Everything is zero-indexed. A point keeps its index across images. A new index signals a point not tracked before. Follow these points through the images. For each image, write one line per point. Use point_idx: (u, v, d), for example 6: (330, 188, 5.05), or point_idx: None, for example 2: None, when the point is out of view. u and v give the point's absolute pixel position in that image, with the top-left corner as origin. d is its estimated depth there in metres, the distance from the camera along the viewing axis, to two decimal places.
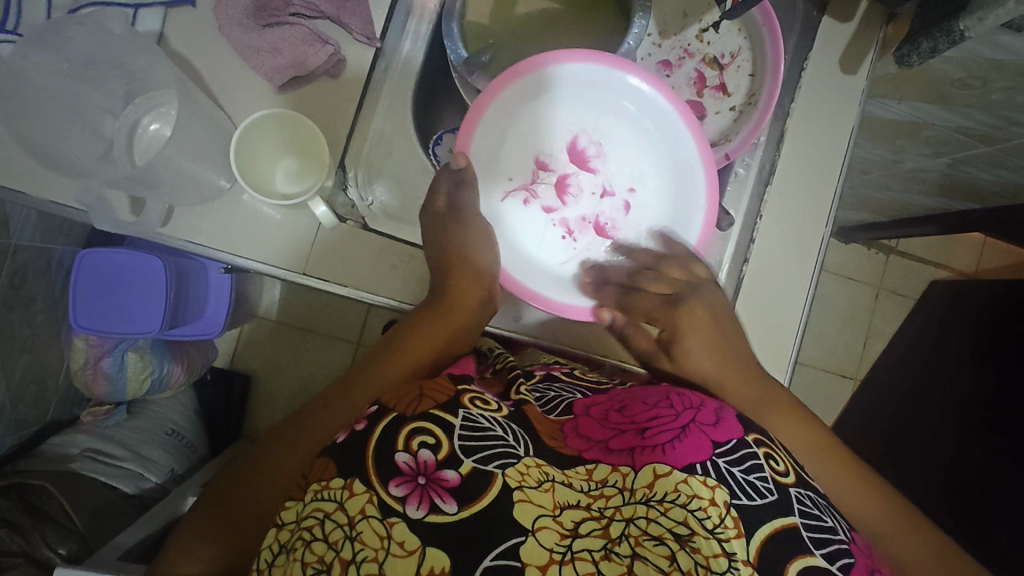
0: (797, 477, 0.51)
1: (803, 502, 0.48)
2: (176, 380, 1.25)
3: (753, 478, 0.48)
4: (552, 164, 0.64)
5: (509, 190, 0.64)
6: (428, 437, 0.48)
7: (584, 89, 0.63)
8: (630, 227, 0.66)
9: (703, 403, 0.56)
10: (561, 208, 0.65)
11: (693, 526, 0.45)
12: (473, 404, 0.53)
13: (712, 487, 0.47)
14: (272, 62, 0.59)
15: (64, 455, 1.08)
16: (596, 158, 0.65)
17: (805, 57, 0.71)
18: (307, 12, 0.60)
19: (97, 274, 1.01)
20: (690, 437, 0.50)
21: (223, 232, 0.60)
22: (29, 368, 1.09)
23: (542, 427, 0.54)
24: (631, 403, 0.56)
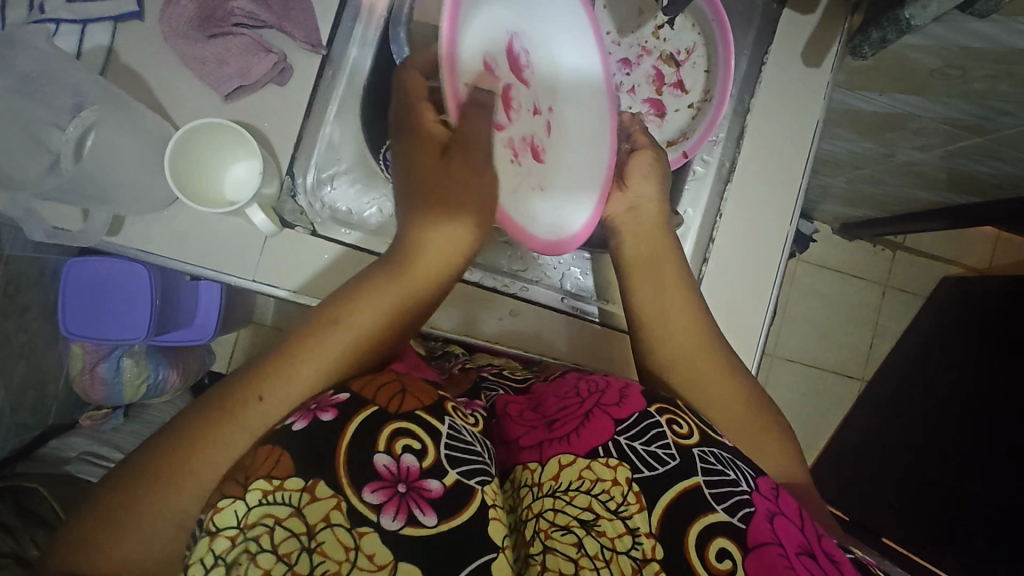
0: (702, 436, 0.50)
1: (706, 460, 0.47)
2: (172, 385, 1.29)
3: (655, 447, 0.48)
4: (499, 71, 0.56)
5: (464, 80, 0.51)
6: (413, 442, 0.46)
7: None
8: (554, 151, 0.64)
9: (609, 384, 0.55)
10: (506, 125, 0.58)
11: (598, 510, 0.45)
12: (456, 413, 0.51)
13: (613, 467, 0.47)
14: (217, 72, 0.60)
15: (60, 458, 1.12)
16: (526, 68, 0.60)
17: (765, 52, 0.70)
18: (250, 22, 0.61)
19: (85, 283, 1.04)
20: (593, 420, 0.50)
21: (171, 239, 0.60)
22: (26, 374, 1.12)
23: (497, 437, 0.54)
24: (546, 398, 0.55)
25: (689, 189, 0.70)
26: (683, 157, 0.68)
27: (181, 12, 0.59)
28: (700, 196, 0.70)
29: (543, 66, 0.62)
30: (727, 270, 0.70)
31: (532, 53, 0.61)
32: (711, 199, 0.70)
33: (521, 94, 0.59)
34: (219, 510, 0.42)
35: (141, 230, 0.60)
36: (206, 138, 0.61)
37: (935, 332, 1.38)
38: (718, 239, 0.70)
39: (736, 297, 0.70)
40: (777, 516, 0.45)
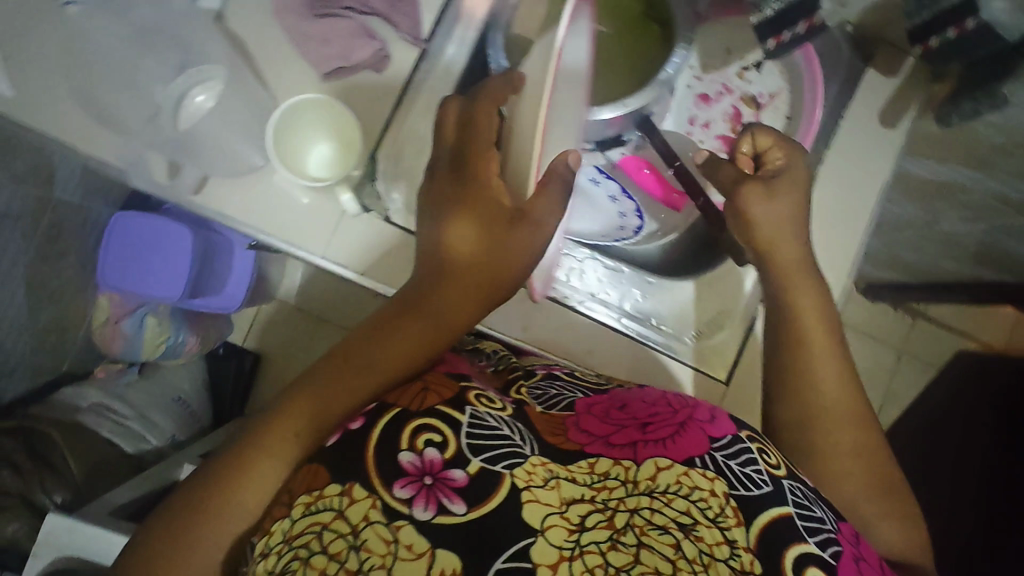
0: (787, 471, 0.51)
1: (795, 495, 0.48)
2: (189, 350, 1.28)
3: (748, 469, 0.49)
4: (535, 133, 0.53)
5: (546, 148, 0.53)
6: (434, 434, 0.47)
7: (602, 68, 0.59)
8: None
9: (697, 404, 0.56)
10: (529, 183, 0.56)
11: (695, 516, 0.45)
12: (479, 402, 0.52)
13: (711, 479, 0.47)
14: (320, 50, 0.62)
15: (73, 406, 1.12)
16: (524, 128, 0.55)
17: (845, 106, 0.71)
18: (359, 8, 0.63)
19: (129, 238, 1.04)
20: (688, 432, 0.51)
21: (248, 206, 0.61)
22: (50, 319, 1.12)
23: (543, 426, 0.53)
24: (631, 401, 0.56)
25: None
26: None
27: None
28: None
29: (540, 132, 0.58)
30: None
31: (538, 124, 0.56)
32: None
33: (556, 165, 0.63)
34: (271, 534, 0.46)
35: (219, 192, 0.60)
36: (315, 113, 0.62)
37: None
38: None
39: None
40: (861, 561, 0.46)
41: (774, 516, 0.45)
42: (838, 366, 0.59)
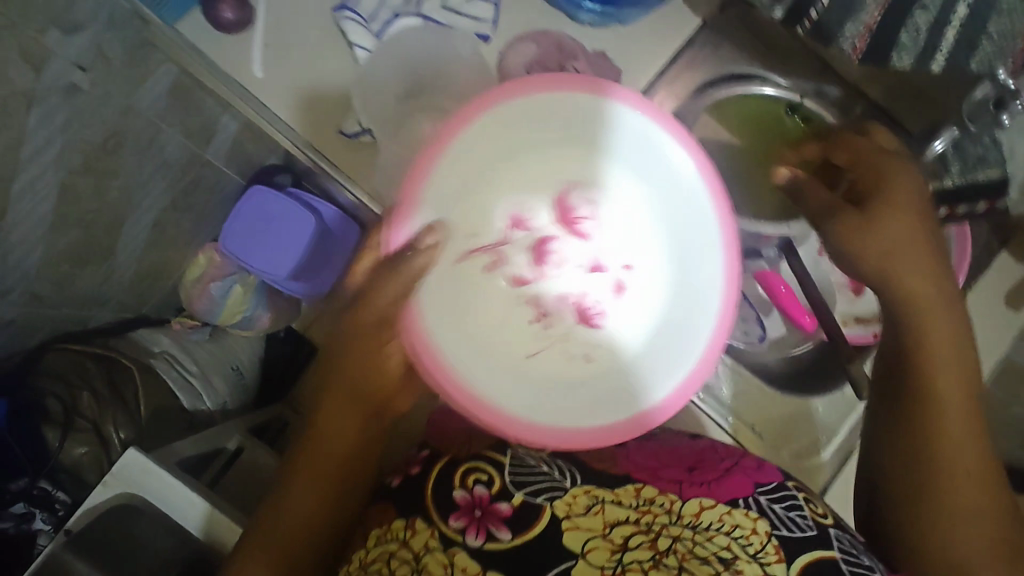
0: (835, 521, 0.58)
1: (842, 542, 0.55)
2: (261, 326, 1.31)
3: (792, 514, 0.57)
4: (529, 224, 0.65)
5: (467, 253, 0.63)
6: (482, 474, 0.60)
7: (552, 121, 0.61)
8: (614, 313, 0.64)
9: (744, 452, 0.65)
10: (535, 278, 0.65)
11: (736, 552, 0.54)
12: (519, 444, 0.64)
13: (755, 519, 0.56)
14: None
15: (145, 349, 1.17)
16: (587, 222, 0.65)
17: (974, 279, 0.75)
18: (578, 78, 0.68)
19: (257, 212, 1.10)
20: (735, 478, 0.60)
21: None
22: (155, 263, 1.18)
23: (590, 456, 0.63)
24: (677, 447, 0.65)
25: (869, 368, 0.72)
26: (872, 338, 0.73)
27: (524, 53, 0.68)
28: None
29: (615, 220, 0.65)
30: None
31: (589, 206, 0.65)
32: None
33: (564, 257, 0.65)
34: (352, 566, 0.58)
35: None
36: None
37: None
38: None
39: None
40: None
41: (815, 558, 0.53)
42: (981, 483, 0.56)
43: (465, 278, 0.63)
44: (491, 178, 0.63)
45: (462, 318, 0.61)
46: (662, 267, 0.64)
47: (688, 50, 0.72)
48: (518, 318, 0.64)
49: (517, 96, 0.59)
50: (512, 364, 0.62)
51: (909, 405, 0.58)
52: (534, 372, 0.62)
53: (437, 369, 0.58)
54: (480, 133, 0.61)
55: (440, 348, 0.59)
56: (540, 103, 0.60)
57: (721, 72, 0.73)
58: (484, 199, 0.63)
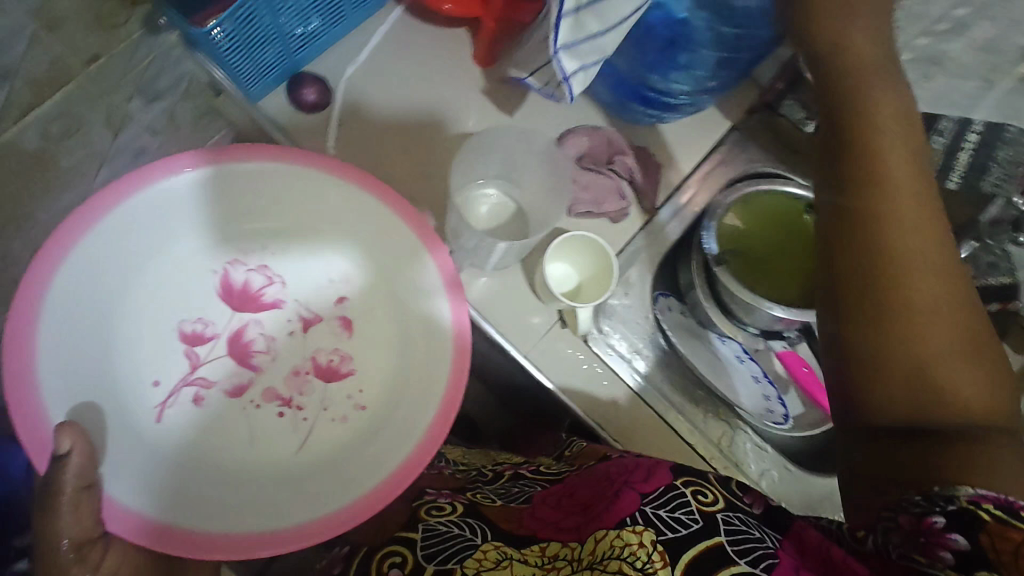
0: (726, 503, 0.52)
1: (730, 523, 0.49)
2: None
3: (676, 513, 0.50)
4: (206, 332, 0.59)
5: (161, 400, 0.57)
6: (399, 557, 0.62)
7: (253, 200, 0.60)
8: (328, 339, 0.62)
9: (639, 462, 0.58)
10: (209, 387, 0.59)
11: (625, 569, 0.46)
12: (429, 516, 0.66)
13: (640, 532, 0.48)
14: (579, 194, 0.74)
15: None
16: (271, 289, 0.61)
17: None
18: (620, 171, 0.75)
19: None
20: (622, 497, 0.53)
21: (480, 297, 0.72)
22: None
23: (497, 514, 0.62)
24: (579, 487, 0.60)
25: None
26: None
27: (574, 145, 0.75)
28: None
29: (244, 231, 0.61)
30: None
31: (248, 234, 0.61)
32: None
33: (316, 400, 0.60)
34: None
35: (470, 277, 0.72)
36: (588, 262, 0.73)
37: None
38: None
39: None
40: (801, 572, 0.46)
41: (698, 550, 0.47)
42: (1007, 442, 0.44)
43: (135, 430, 0.55)
44: (126, 263, 0.56)
45: (70, 351, 0.52)
46: (448, 349, 0.58)
47: (720, 149, 0.80)
48: (176, 438, 0.56)
49: (164, 177, 0.55)
50: (179, 484, 0.54)
51: (876, 309, 0.47)
52: (162, 480, 0.53)
53: (28, 409, 0.49)
54: (97, 241, 0.54)
55: (49, 399, 0.50)
56: (122, 226, 0.55)
57: (746, 170, 0.79)
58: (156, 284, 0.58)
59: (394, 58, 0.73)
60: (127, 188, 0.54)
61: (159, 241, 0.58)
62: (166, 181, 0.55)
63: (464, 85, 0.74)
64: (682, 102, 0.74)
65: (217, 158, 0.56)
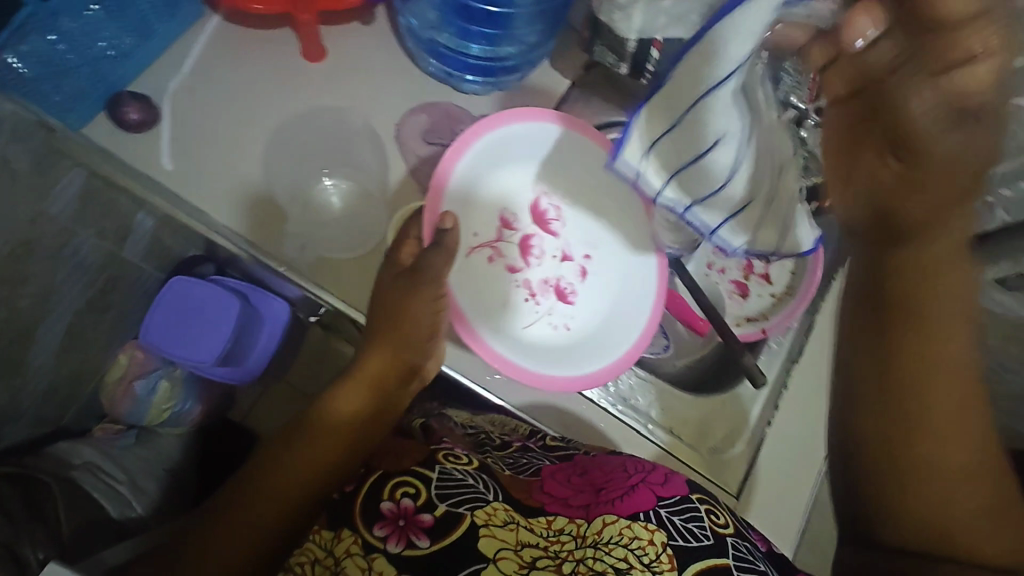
0: (734, 528, 0.62)
1: (738, 550, 0.59)
2: (192, 419, 1.29)
3: (690, 524, 0.59)
4: (516, 224, 0.77)
5: (475, 245, 0.75)
6: (410, 488, 0.61)
7: (517, 149, 0.75)
8: (586, 295, 0.78)
9: (655, 467, 0.66)
10: (525, 269, 0.77)
11: (631, 561, 0.56)
12: (448, 460, 0.65)
13: (652, 530, 0.58)
14: (427, 170, 0.75)
15: (66, 461, 1.09)
16: (556, 222, 0.78)
17: (835, 271, 0.86)
18: None
19: (181, 301, 1.10)
20: (638, 492, 0.61)
21: (343, 285, 0.72)
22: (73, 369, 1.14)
23: (512, 482, 0.64)
24: (591, 468, 0.65)
25: (763, 358, 0.82)
26: (761, 332, 0.82)
27: (416, 123, 0.76)
28: (772, 367, 0.82)
29: (522, 180, 0.77)
30: (780, 437, 0.81)
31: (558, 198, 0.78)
32: (780, 371, 0.83)
33: (543, 242, 0.78)
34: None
35: (333, 267, 0.71)
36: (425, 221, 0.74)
37: None
38: (779, 411, 0.82)
39: (783, 465, 0.81)
40: None
41: (708, 565, 0.57)
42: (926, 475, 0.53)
43: (464, 266, 0.74)
44: (494, 175, 0.75)
45: (479, 219, 0.75)
46: (653, 285, 0.76)
47: (565, 107, 0.83)
48: (510, 331, 0.73)
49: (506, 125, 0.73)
50: (495, 308, 0.74)
51: (887, 465, 0.54)
52: (487, 299, 0.74)
53: (433, 197, 0.70)
54: (473, 156, 0.73)
55: (449, 196, 0.72)
56: (485, 154, 0.73)
57: (591, 121, 0.83)
58: (472, 215, 0.75)
59: (223, 65, 0.73)
60: (474, 134, 0.72)
61: (506, 176, 0.76)
62: (504, 127, 0.73)
63: (297, 83, 0.75)
64: (508, 67, 0.78)
65: (507, 120, 0.73)
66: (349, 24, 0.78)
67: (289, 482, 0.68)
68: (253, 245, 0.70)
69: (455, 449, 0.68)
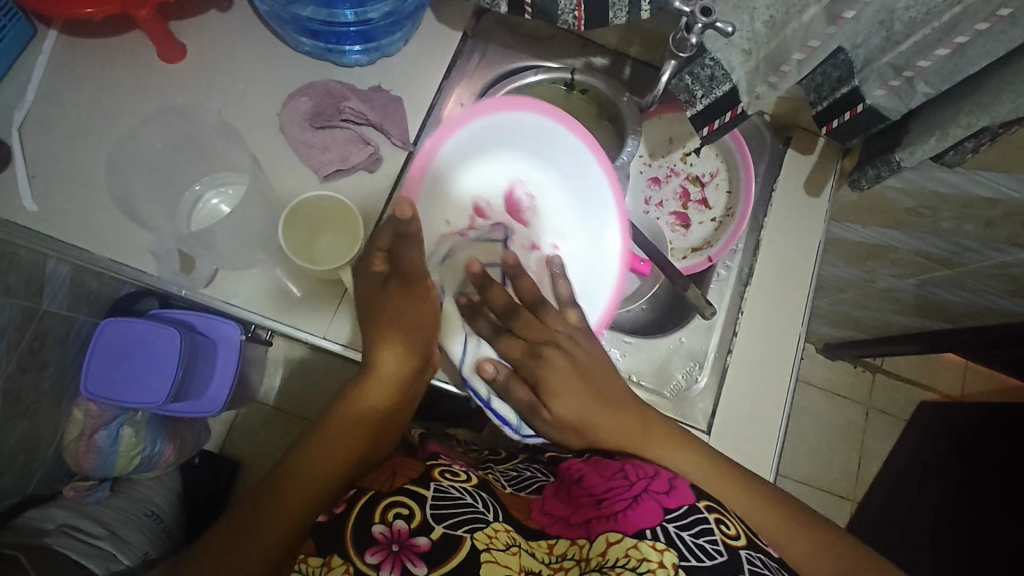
0: (747, 540, 0.56)
1: (752, 563, 0.53)
2: (165, 460, 1.22)
3: (701, 541, 0.52)
4: (488, 212, 0.71)
5: (449, 230, 0.69)
6: (403, 509, 0.55)
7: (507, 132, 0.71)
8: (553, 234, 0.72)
9: (658, 472, 0.59)
10: (506, 238, 0.71)
11: None
12: (444, 476, 0.60)
13: (661, 550, 0.50)
14: (321, 157, 0.69)
15: (37, 529, 1.01)
16: (529, 211, 0.73)
17: (773, 182, 0.82)
18: (354, 119, 0.71)
19: (116, 343, 1.04)
20: (642, 504, 0.55)
21: (253, 296, 0.67)
22: (23, 435, 1.08)
23: (511, 500, 0.60)
24: (590, 473, 0.59)
25: (713, 288, 0.79)
26: (709, 261, 0.79)
27: (298, 108, 0.70)
28: (723, 296, 0.80)
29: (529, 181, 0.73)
30: (747, 365, 0.77)
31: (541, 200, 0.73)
32: (732, 299, 0.79)
33: (517, 235, 0.71)
34: None
35: (237, 278, 0.67)
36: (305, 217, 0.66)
37: (943, 456, 1.35)
38: (739, 335, 0.78)
39: (749, 395, 0.77)
40: None
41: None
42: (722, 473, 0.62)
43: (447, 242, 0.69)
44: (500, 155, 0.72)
45: (452, 206, 0.70)
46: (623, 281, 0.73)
47: (461, 61, 0.76)
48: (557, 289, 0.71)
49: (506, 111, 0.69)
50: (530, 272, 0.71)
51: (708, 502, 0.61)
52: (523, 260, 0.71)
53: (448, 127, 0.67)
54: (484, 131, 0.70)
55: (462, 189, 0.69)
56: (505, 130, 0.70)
57: (492, 74, 0.77)
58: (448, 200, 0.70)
59: (71, 86, 0.67)
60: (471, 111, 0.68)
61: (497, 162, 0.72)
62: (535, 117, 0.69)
63: (158, 90, 0.68)
64: (385, 25, 0.70)
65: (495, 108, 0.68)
66: (202, 14, 0.71)
67: (290, 506, 0.58)
68: (139, 272, 0.64)
69: (450, 465, 0.64)
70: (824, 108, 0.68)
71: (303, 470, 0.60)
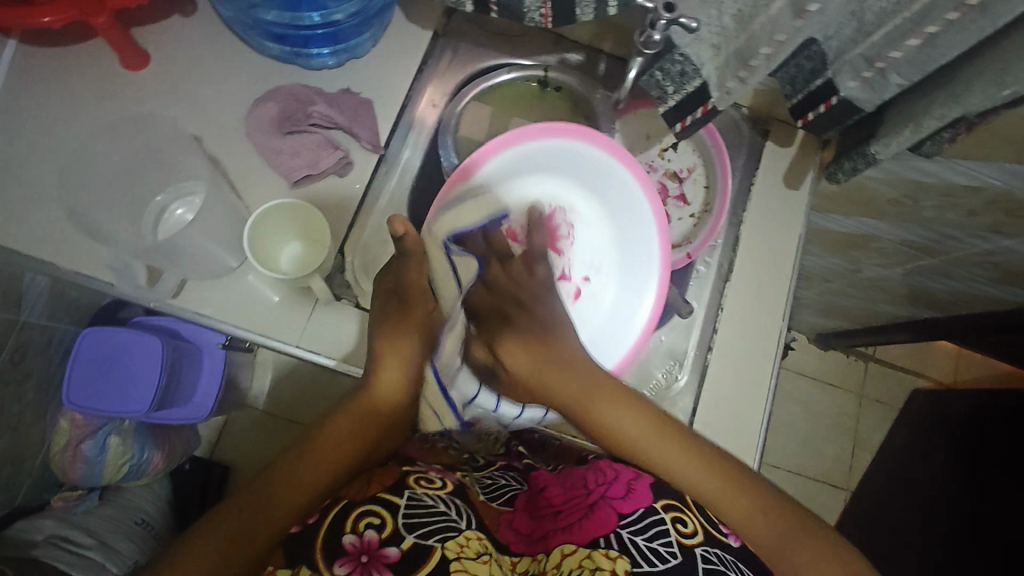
0: (705, 535, 0.58)
1: (708, 559, 0.55)
2: (154, 468, 1.21)
3: (656, 545, 0.55)
4: (519, 235, 0.66)
5: (460, 243, 0.65)
6: (374, 518, 0.54)
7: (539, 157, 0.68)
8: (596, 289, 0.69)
9: (617, 475, 0.62)
10: (517, 282, 0.68)
11: None
12: (419, 484, 0.60)
13: (614, 558, 0.53)
14: (289, 162, 0.68)
15: (25, 541, 1.00)
16: (565, 241, 0.68)
17: (752, 177, 0.81)
18: (323, 123, 0.70)
19: (99, 351, 1.03)
20: (597, 514, 0.58)
21: (224, 305, 0.66)
22: (7, 447, 1.07)
23: (484, 512, 0.60)
24: (551, 486, 0.63)
25: (692, 286, 0.79)
26: (687, 258, 0.77)
27: (265, 113, 0.69)
28: (703, 292, 0.79)
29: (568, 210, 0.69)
30: (728, 362, 0.77)
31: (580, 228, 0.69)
32: (712, 296, 0.79)
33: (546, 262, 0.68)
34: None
35: (207, 288, 0.66)
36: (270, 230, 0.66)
37: (935, 444, 1.34)
38: (720, 331, 0.78)
39: (730, 392, 0.76)
40: None
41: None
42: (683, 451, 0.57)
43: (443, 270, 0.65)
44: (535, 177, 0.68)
45: (469, 218, 0.66)
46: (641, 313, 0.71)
47: (431, 61, 0.75)
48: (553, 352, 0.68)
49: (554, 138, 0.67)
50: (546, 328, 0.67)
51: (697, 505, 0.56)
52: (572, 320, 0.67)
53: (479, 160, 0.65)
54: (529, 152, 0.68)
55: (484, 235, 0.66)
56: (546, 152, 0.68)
57: (465, 72, 0.76)
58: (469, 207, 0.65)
59: (32, 96, 0.66)
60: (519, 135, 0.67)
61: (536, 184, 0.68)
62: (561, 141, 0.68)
63: (121, 99, 0.67)
64: (352, 26, 0.70)
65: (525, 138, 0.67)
66: (165, 20, 0.70)
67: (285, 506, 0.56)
68: (105, 284, 0.63)
69: (426, 473, 0.64)
70: (797, 102, 0.69)
71: (302, 469, 0.58)
